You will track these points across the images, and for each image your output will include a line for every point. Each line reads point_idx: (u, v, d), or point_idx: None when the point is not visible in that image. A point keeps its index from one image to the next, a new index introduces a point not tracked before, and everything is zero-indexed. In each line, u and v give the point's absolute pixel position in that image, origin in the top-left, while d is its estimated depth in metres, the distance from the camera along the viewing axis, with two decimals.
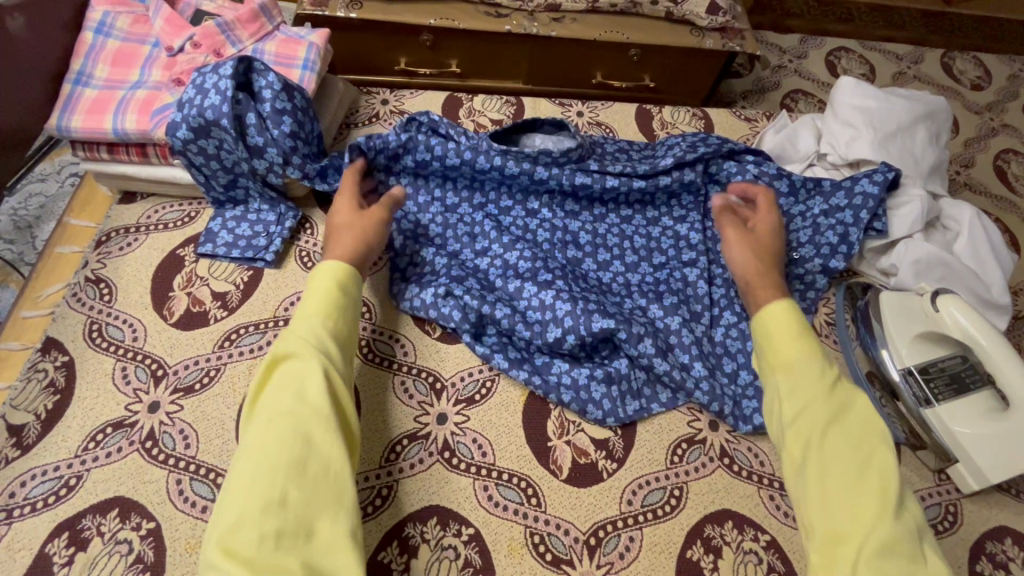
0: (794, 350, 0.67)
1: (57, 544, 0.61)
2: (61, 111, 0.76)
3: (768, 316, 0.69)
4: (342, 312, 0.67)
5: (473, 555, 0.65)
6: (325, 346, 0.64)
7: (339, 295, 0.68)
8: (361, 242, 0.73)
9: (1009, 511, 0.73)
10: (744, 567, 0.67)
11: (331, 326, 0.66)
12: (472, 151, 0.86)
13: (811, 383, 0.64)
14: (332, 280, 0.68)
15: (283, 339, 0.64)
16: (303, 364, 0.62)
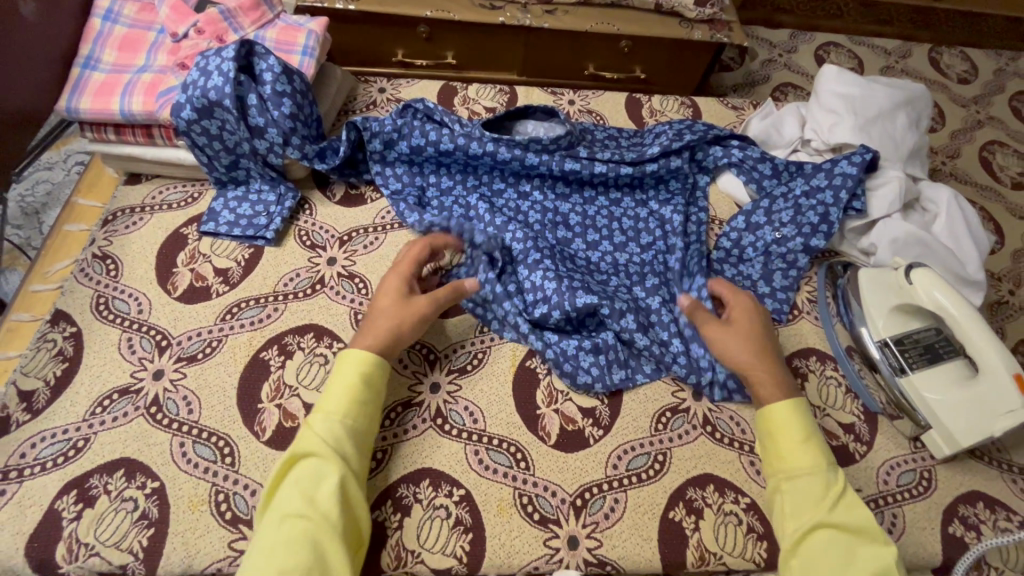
0: (800, 443, 0.67)
1: (66, 501, 0.64)
2: (71, 94, 0.79)
3: (774, 406, 0.69)
4: (362, 408, 0.66)
5: (464, 514, 0.68)
6: (341, 450, 0.63)
7: (360, 388, 0.66)
8: (390, 333, 0.71)
9: (981, 476, 0.75)
10: (724, 527, 0.70)
11: (348, 424, 0.64)
12: (466, 136, 0.89)
13: (811, 488, 0.64)
14: (355, 371, 0.67)
15: (300, 438, 0.63)
16: (318, 468, 0.61)
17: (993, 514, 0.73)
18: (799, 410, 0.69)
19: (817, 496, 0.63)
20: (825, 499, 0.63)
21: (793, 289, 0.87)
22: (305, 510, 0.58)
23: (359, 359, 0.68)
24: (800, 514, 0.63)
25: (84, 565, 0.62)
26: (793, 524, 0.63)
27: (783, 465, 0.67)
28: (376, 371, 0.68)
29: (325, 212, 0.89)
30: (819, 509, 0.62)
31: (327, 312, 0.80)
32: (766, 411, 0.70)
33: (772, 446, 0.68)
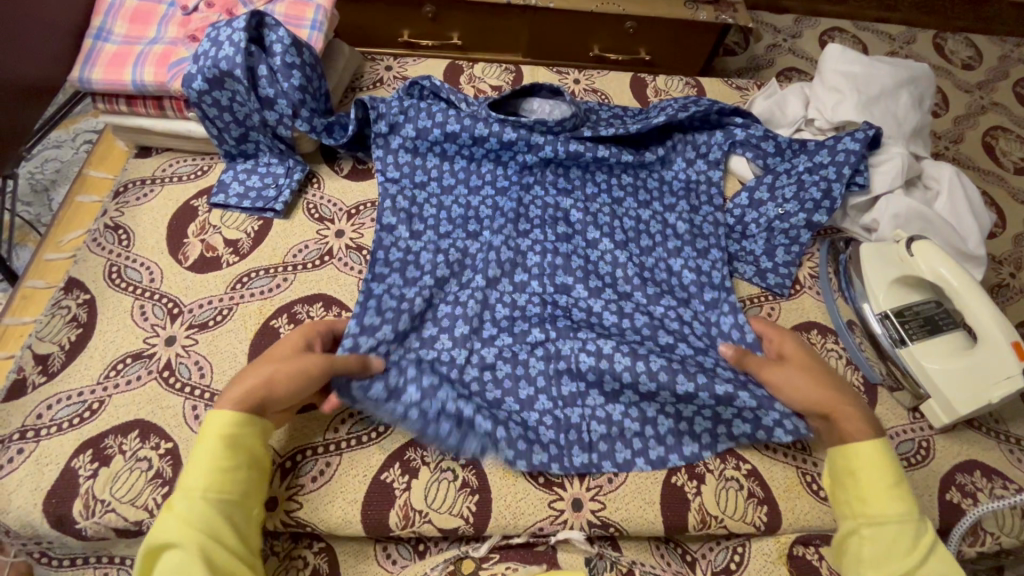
0: (889, 487, 0.61)
1: (82, 460, 0.65)
2: (84, 64, 0.80)
3: (856, 446, 0.64)
4: (228, 478, 0.58)
5: (471, 477, 0.69)
6: (216, 528, 0.55)
7: (225, 454, 0.58)
8: (254, 393, 0.62)
9: (979, 446, 0.76)
10: (726, 492, 0.71)
11: (217, 499, 0.56)
12: (471, 119, 0.90)
13: (898, 540, 0.59)
14: (216, 437, 0.58)
15: (158, 526, 0.54)
16: (185, 557, 0.52)
17: (990, 482, 0.74)
18: (886, 451, 0.64)
19: (904, 546, 0.58)
20: (913, 549, 0.58)
21: (795, 264, 0.89)
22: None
23: (217, 425, 0.59)
24: (881, 562, 0.59)
25: (100, 521, 0.63)
26: (873, 572, 0.59)
27: (865, 509, 0.61)
28: (243, 429, 0.60)
29: (333, 186, 0.90)
30: (905, 560, 0.58)
31: (336, 282, 0.81)
32: (849, 447, 0.64)
33: (854, 485, 0.63)
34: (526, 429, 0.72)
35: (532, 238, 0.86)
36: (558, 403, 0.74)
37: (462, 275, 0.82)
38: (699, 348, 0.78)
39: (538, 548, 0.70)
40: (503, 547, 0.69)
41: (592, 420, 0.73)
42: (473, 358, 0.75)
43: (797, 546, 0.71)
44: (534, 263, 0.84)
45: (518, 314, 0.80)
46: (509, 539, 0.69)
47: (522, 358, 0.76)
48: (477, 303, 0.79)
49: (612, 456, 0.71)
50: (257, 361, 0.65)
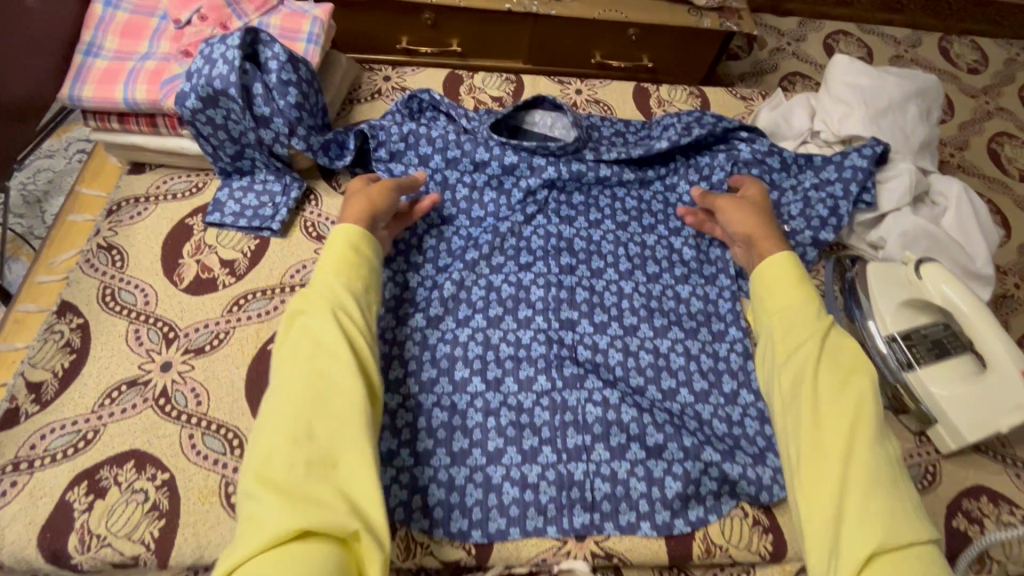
0: (797, 285, 0.75)
1: (76, 492, 0.64)
2: (74, 81, 0.78)
3: (760, 271, 0.78)
4: (356, 274, 0.73)
5: (473, 508, 0.69)
6: (351, 305, 0.70)
7: (351, 257, 0.74)
8: (364, 210, 0.78)
9: (985, 471, 0.76)
10: (730, 521, 0.70)
11: (340, 281, 0.71)
12: (471, 142, 0.91)
13: (801, 325, 0.72)
14: (341, 246, 0.74)
15: (302, 297, 0.70)
16: (319, 316, 0.67)
17: (996, 508, 0.73)
18: (784, 262, 0.77)
19: (806, 325, 0.72)
20: (814, 325, 0.72)
21: None
22: (320, 351, 0.65)
23: (343, 236, 0.75)
24: (791, 341, 0.72)
25: (96, 556, 0.62)
26: (785, 349, 0.72)
27: (780, 305, 0.75)
28: (361, 242, 0.75)
29: (331, 203, 0.88)
30: (810, 333, 0.71)
31: None
32: (764, 263, 0.79)
33: (775, 291, 0.76)
34: (525, 488, 0.70)
35: (535, 271, 0.86)
36: (561, 457, 0.72)
37: (470, 301, 0.82)
38: (700, 394, 0.78)
39: None
40: None
41: (596, 478, 0.71)
42: (478, 405, 0.75)
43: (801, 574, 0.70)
44: (536, 288, 0.84)
45: (522, 353, 0.79)
46: (512, 569, 0.68)
47: (526, 407, 0.75)
48: (478, 345, 0.79)
49: (615, 517, 0.70)
50: (351, 192, 0.81)
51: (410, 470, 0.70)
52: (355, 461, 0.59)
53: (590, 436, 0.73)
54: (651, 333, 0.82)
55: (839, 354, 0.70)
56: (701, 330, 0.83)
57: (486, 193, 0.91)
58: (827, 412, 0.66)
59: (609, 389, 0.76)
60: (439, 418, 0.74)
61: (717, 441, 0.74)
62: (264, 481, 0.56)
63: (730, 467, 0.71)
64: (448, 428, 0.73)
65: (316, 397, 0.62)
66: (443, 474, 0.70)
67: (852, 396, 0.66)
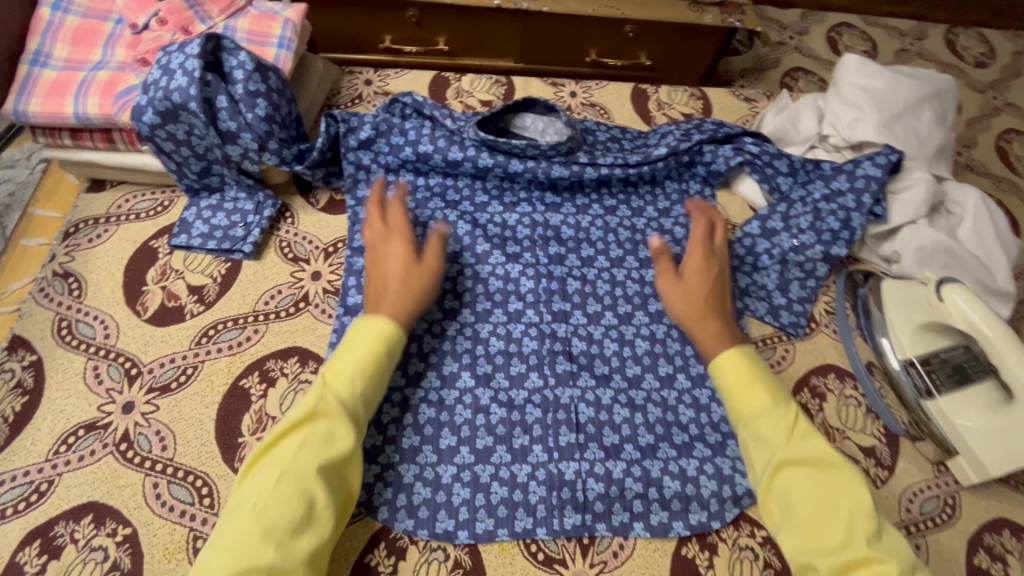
0: (767, 387, 0.66)
1: (28, 553, 0.59)
2: (19, 94, 0.71)
3: (721, 359, 0.68)
4: (375, 378, 0.63)
5: (463, 556, 0.64)
6: (359, 416, 0.61)
7: (379, 357, 0.63)
8: (408, 302, 0.68)
9: (1008, 502, 0.71)
10: (740, 564, 0.65)
11: (361, 389, 0.61)
12: (447, 139, 0.84)
13: (774, 429, 0.63)
14: (366, 340, 0.63)
15: (319, 391, 0.60)
16: (331, 428, 0.58)
17: (1019, 542, 0.69)
18: (749, 354, 0.69)
19: (777, 427, 0.63)
20: (782, 429, 0.63)
21: (811, 300, 0.83)
22: (299, 462, 0.55)
23: (374, 328, 0.64)
24: (766, 448, 0.63)
25: None
26: (762, 454, 0.63)
27: (749, 404, 0.65)
28: (394, 341, 0.65)
29: (308, 221, 0.82)
30: (782, 439, 0.62)
31: (312, 333, 0.74)
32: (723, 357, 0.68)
33: (739, 387, 0.66)
34: (514, 487, 0.67)
35: (522, 261, 0.82)
36: (552, 456, 0.69)
37: (456, 292, 0.79)
38: (697, 378, 0.76)
39: None
40: None
41: (589, 477, 0.68)
42: (467, 401, 0.72)
43: None
44: (525, 280, 0.81)
45: (513, 348, 0.76)
46: None
47: (518, 403, 0.72)
48: (467, 339, 0.76)
49: (607, 517, 0.66)
50: (392, 279, 0.69)
51: (396, 467, 0.67)
52: None
53: (583, 435, 0.70)
54: (646, 319, 0.80)
55: (828, 466, 0.61)
56: None
57: (466, 194, 0.86)
58: (822, 530, 0.57)
59: (602, 388, 0.74)
60: (426, 414, 0.71)
61: (710, 433, 0.72)
62: None
63: (723, 460, 0.70)
64: (435, 424, 0.70)
65: (293, 525, 0.53)
66: (429, 472, 0.68)
67: (858, 508, 0.57)
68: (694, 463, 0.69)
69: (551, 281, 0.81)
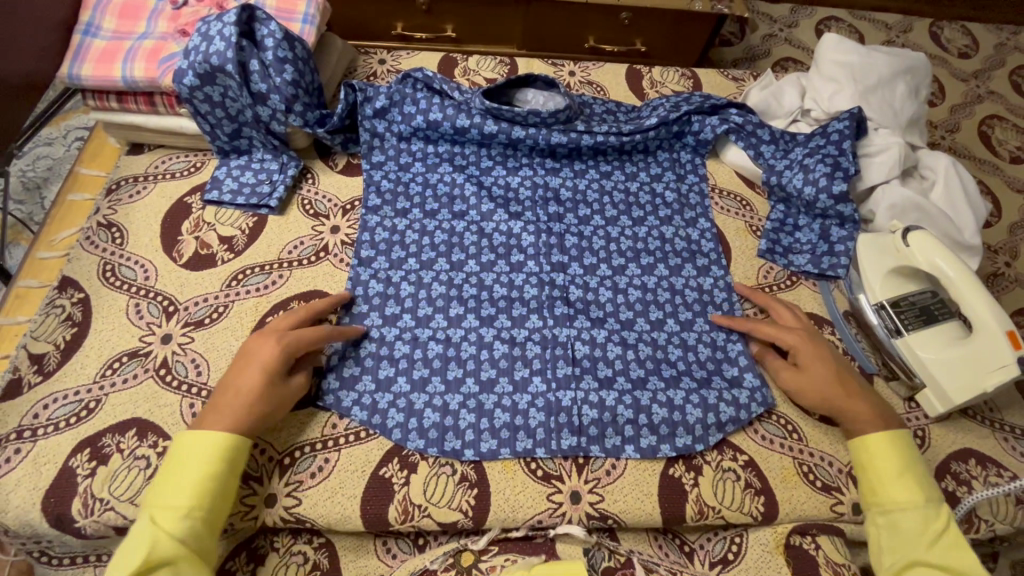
0: (912, 480, 0.66)
1: (79, 459, 0.65)
2: (73, 60, 0.81)
3: (871, 437, 0.69)
4: (216, 497, 0.60)
5: (469, 471, 0.70)
6: (200, 545, 0.58)
7: (218, 475, 0.61)
8: (233, 416, 0.63)
9: (974, 434, 0.77)
10: (723, 483, 0.71)
11: (199, 518, 0.58)
12: (455, 107, 0.91)
13: (913, 530, 0.63)
14: (208, 460, 0.60)
15: (144, 539, 0.56)
16: (167, 573, 0.55)
17: (984, 470, 0.74)
18: (900, 440, 0.68)
19: (916, 529, 0.63)
20: (925, 532, 0.62)
21: (793, 256, 0.89)
22: None
23: (206, 445, 0.61)
24: (899, 545, 0.63)
25: (100, 519, 0.63)
26: (892, 552, 0.63)
27: (883, 496, 0.66)
28: (235, 453, 0.62)
29: (327, 181, 0.89)
30: (919, 543, 0.62)
31: (331, 278, 0.81)
32: (864, 439, 0.69)
33: (878, 474, 0.67)
34: (515, 414, 0.73)
35: (524, 219, 0.89)
36: (550, 386, 0.75)
37: (464, 245, 0.85)
38: (685, 322, 0.82)
39: (537, 540, 0.70)
40: (502, 540, 0.70)
41: (584, 404, 0.74)
42: (472, 338, 0.78)
43: (793, 536, 0.71)
44: (527, 235, 0.87)
45: (515, 294, 0.82)
46: (508, 532, 0.70)
47: (519, 340, 0.78)
48: (473, 286, 0.82)
49: (601, 441, 0.72)
50: (235, 385, 0.65)
51: (407, 396, 0.73)
52: None
53: (579, 367, 0.77)
54: (638, 271, 0.86)
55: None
56: (685, 266, 0.87)
57: (474, 159, 0.94)
58: None
59: (597, 328, 0.80)
60: (434, 350, 0.76)
61: (697, 369, 0.78)
62: None
63: (707, 392, 0.76)
64: (443, 357, 0.76)
65: None
66: (437, 400, 0.73)
67: None
68: (681, 393, 0.75)
69: (549, 237, 0.88)
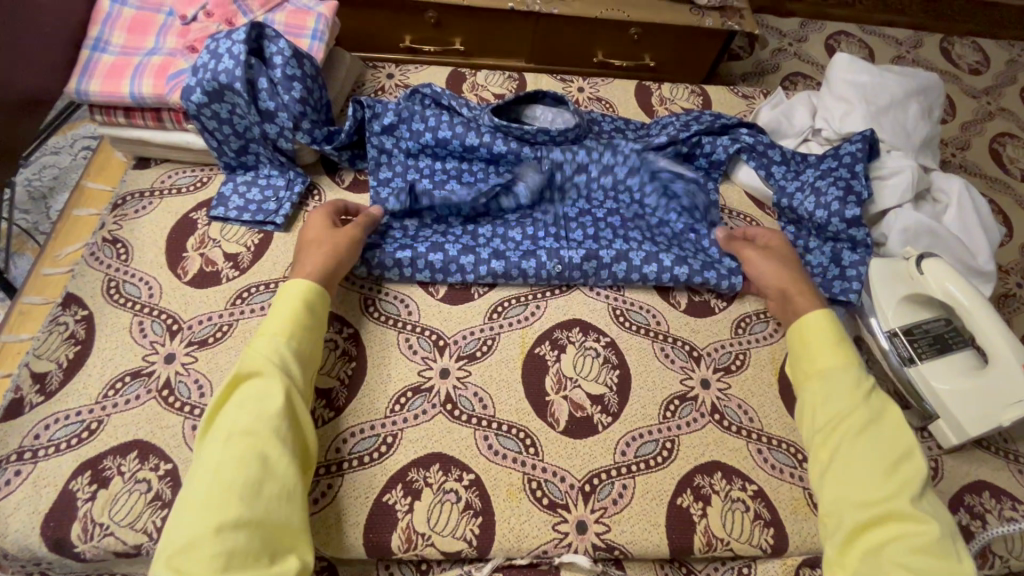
0: (839, 344, 0.70)
1: (80, 482, 0.65)
2: (81, 76, 0.81)
3: (808, 317, 0.73)
4: (304, 330, 0.68)
5: (473, 498, 0.69)
6: (286, 366, 0.65)
7: (304, 314, 0.69)
8: (328, 258, 0.74)
9: (987, 466, 0.75)
10: (731, 514, 0.70)
11: (288, 344, 0.66)
12: (464, 125, 0.91)
13: (843, 389, 0.67)
14: (292, 300, 0.69)
15: (245, 359, 0.64)
16: (264, 384, 0.62)
17: (999, 503, 0.73)
18: (831, 316, 0.73)
19: (849, 387, 0.67)
20: (858, 388, 0.67)
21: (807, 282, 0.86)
22: (239, 420, 0.60)
23: (296, 289, 0.70)
24: (831, 405, 0.67)
25: (99, 544, 0.62)
26: (823, 415, 0.67)
27: (816, 366, 0.70)
28: (314, 298, 0.70)
29: (334, 198, 0.88)
30: (852, 399, 0.66)
31: (339, 299, 0.81)
32: (799, 320, 0.74)
33: (809, 349, 0.71)
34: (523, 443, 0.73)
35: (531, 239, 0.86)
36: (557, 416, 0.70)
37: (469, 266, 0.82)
38: None
39: (542, 568, 0.69)
40: (506, 567, 0.69)
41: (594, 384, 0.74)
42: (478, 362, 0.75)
43: (803, 568, 0.70)
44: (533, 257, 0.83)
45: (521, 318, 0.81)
46: (512, 561, 0.68)
47: None
48: (481, 307, 0.82)
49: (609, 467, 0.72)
50: (311, 238, 0.76)
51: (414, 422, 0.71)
52: (288, 553, 0.56)
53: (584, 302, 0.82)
54: (646, 295, 0.85)
55: (879, 426, 0.65)
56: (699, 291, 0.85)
57: (479, 173, 0.91)
58: (870, 484, 0.61)
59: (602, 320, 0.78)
60: None
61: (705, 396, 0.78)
62: (173, 567, 0.51)
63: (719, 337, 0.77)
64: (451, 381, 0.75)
65: (251, 485, 0.56)
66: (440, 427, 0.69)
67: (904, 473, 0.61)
68: None
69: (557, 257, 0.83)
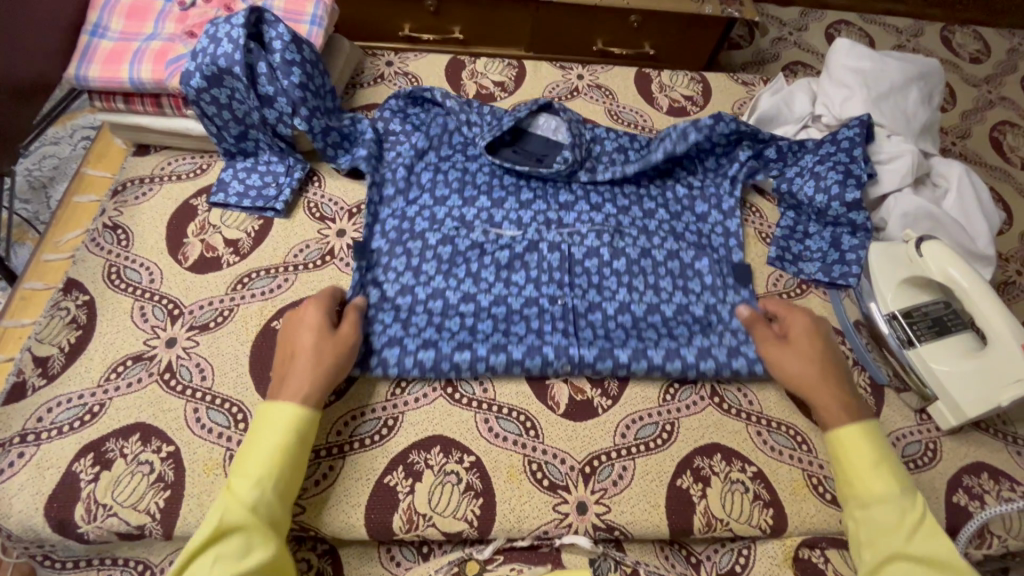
0: (883, 473, 0.65)
1: (83, 464, 0.65)
2: (80, 61, 0.81)
3: (846, 432, 0.67)
4: (294, 466, 0.62)
5: (474, 480, 0.69)
6: (272, 515, 0.60)
7: (294, 449, 0.63)
8: (315, 374, 0.67)
9: (985, 447, 0.76)
10: (731, 495, 0.70)
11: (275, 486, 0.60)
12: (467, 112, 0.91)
13: (886, 528, 0.62)
14: (283, 430, 0.63)
15: (229, 505, 0.58)
16: (247, 535, 0.57)
17: (997, 484, 0.73)
18: (871, 434, 0.67)
19: (892, 523, 0.62)
20: (904, 524, 0.62)
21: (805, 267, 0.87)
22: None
23: (286, 417, 0.63)
24: (874, 541, 0.62)
25: (102, 525, 0.63)
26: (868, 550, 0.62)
27: (855, 493, 0.65)
28: (304, 429, 0.64)
29: (333, 184, 0.88)
30: (895, 541, 0.61)
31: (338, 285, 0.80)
32: (836, 433, 0.68)
33: (849, 472, 0.66)
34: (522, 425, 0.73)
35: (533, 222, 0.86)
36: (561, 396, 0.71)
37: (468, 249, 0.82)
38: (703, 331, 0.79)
39: (542, 549, 0.69)
40: (507, 548, 0.69)
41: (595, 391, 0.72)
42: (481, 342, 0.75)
43: (802, 548, 0.70)
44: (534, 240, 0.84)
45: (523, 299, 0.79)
46: (513, 541, 0.69)
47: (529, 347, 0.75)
48: None
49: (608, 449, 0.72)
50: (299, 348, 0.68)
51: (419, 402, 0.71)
52: None
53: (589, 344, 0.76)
54: None
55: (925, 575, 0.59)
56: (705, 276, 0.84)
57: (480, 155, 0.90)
58: None
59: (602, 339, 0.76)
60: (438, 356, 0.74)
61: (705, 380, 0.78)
62: None
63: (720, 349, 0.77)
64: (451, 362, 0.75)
65: None
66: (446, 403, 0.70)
67: None
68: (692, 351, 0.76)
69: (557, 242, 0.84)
